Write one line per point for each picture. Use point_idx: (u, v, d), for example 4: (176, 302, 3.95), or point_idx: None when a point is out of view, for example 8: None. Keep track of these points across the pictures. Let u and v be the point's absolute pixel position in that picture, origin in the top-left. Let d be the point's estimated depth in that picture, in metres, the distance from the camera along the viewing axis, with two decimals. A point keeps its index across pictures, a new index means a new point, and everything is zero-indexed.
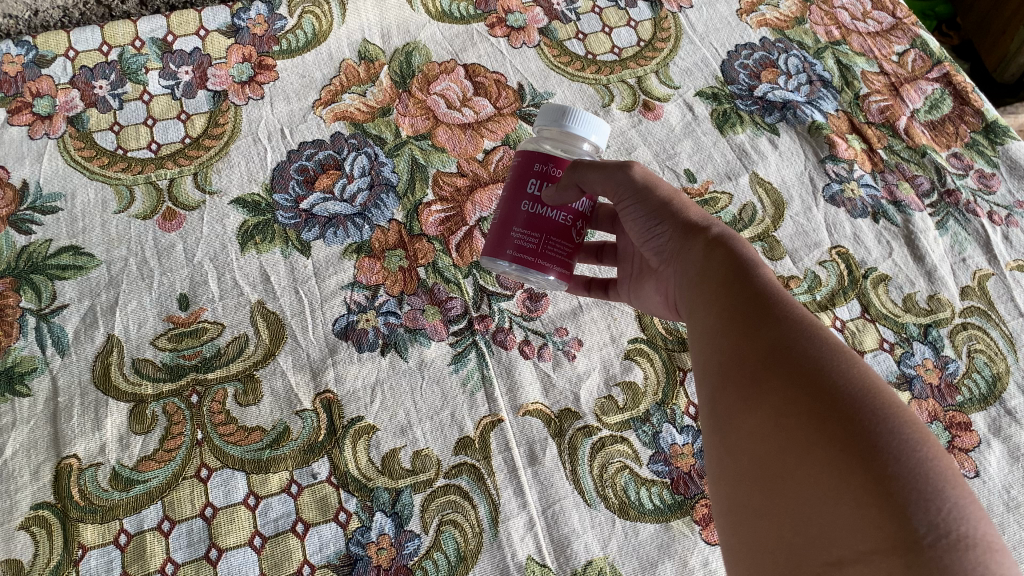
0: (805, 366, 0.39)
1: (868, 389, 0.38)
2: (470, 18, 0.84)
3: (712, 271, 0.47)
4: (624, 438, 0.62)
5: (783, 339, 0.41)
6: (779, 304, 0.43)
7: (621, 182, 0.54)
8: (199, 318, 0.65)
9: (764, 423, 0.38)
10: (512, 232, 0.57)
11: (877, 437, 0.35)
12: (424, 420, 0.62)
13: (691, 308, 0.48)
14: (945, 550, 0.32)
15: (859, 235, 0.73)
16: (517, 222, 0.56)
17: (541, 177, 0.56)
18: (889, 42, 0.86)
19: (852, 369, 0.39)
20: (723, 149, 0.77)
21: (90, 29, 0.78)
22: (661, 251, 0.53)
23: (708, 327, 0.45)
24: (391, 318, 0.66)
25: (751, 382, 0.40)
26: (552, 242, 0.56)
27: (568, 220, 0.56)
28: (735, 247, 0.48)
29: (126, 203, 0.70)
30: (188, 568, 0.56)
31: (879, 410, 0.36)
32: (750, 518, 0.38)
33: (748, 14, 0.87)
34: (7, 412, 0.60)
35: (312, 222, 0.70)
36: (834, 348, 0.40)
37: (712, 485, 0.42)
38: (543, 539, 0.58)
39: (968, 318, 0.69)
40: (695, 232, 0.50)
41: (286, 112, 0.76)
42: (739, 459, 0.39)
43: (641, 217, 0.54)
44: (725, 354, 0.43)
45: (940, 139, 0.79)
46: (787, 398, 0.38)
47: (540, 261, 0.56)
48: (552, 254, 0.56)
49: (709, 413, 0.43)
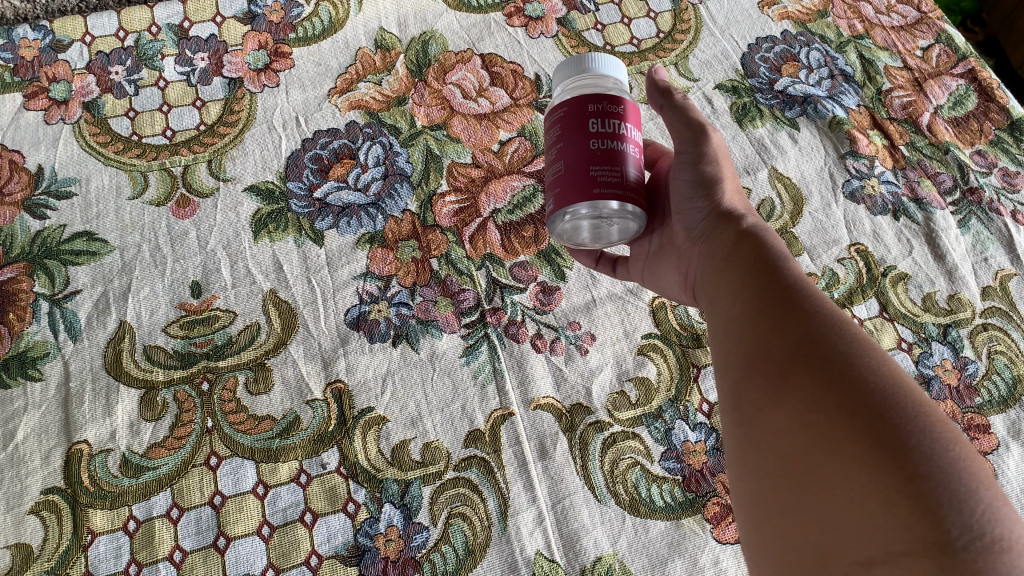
0: (834, 360, 0.38)
1: (898, 386, 0.37)
2: (488, 8, 0.83)
3: (746, 262, 0.47)
4: (636, 435, 0.62)
5: (812, 331, 0.40)
6: (809, 295, 0.42)
7: (695, 137, 0.55)
8: (212, 306, 0.65)
9: (791, 418, 0.38)
10: (593, 173, 0.49)
11: (908, 437, 0.35)
12: (435, 412, 0.62)
13: (717, 297, 0.48)
14: (980, 553, 0.31)
15: (879, 233, 0.72)
16: (595, 162, 0.50)
17: (600, 115, 0.51)
18: (914, 37, 0.85)
19: (882, 364, 0.38)
20: (742, 143, 0.76)
21: (107, 15, 0.79)
22: (695, 229, 0.53)
23: (735, 318, 0.45)
24: (403, 309, 0.66)
25: (778, 375, 0.39)
26: (632, 173, 0.51)
27: (635, 152, 0.52)
28: (764, 241, 0.47)
29: (140, 189, 0.70)
30: (196, 556, 0.56)
31: (909, 409, 0.36)
32: (776, 515, 0.37)
33: (770, 7, 0.86)
34: (20, 396, 0.61)
35: (326, 211, 0.70)
36: (862, 342, 0.39)
37: (735, 480, 0.41)
38: (552, 535, 0.58)
39: (989, 318, 0.68)
40: (732, 223, 0.50)
41: (301, 101, 0.76)
42: (763, 454, 0.39)
43: (689, 182, 0.54)
44: (752, 346, 0.42)
45: (964, 136, 0.78)
46: (815, 393, 0.37)
47: (630, 195, 0.50)
48: (637, 188, 0.51)
49: (731, 404, 0.42)
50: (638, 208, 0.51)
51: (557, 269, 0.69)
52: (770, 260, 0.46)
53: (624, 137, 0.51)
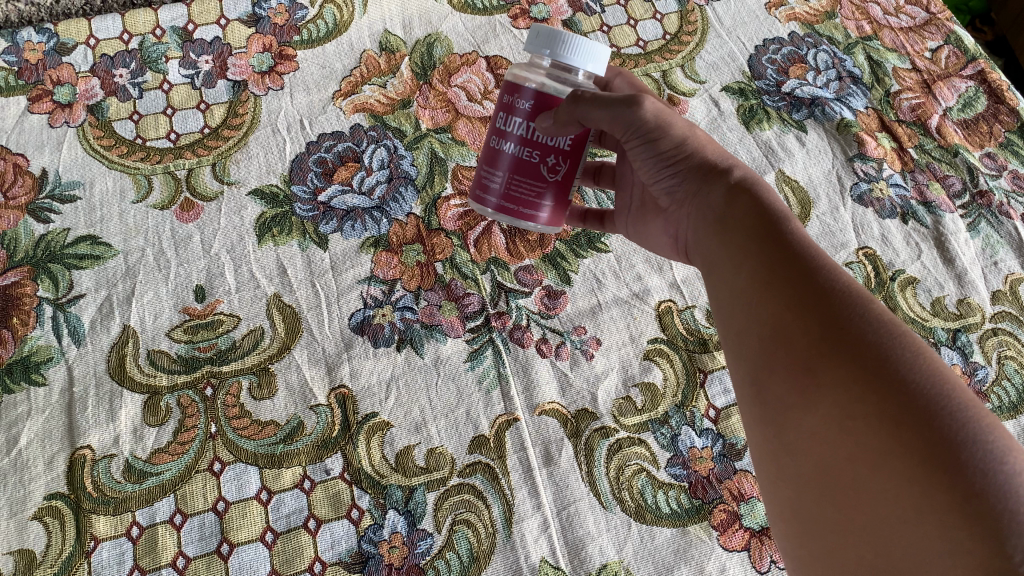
0: (868, 356, 0.37)
1: (942, 387, 0.35)
2: (493, 10, 0.82)
3: (743, 228, 0.45)
4: (642, 441, 0.61)
5: (835, 321, 0.39)
6: (822, 271, 0.41)
7: (631, 125, 0.51)
8: (216, 310, 0.65)
9: (825, 424, 0.37)
10: (488, 174, 0.55)
11: (960, 449, 0.33)
12: (439, 418, 0.61)
13: (719, 270, 0.46)
14: None
15: (888, 236, 0.71)
16: (492, 165, 0.55)
17: (507, 111, 0.53)
18: (922, 38, 0.84)
19: (919, 358, 0.37)
20: (749, 145, 0.76)
21: (111, 17, 0.78)
22: (674, 192, 0.52)
23: (742, 296, 0.43)
24: (407, 313, 0.65)
25: (805, 373, 0.38)
26: (520, 180, 0.53)
27: (534, 157, 0.52)
28: (759, 198, 0.46)
29: (144, 193, 0.70)
30: (199, 562, 0.56)
31: (957, 415, 0.34)
32: (821, 527, 0.36)
33: (777, 8, 0.85)
34: (24, 401, 0.60)
35: (330, 215, 0.69)
36: (893, 330, 0.38)
37: (769, 482, 0.41)
38: (557, 541, 0.58)
39: (999, 323, 0.67)
40: (720, 178, 0.49)
41: (305, 103, 0.75)
42: (800, 461, 0.38)
43: (651, 159, 0.52)
44: (772, 338, 0.41)
45: (974, 139, 0.77)
46: (851, 396, 0.36)
47: (512, 202, 0.54)
48: (523, 195, 0.54)
49: (757, 403, 0.41)
50: (521, 214, 0.54)
51: (563, 273, 0.68)
52: (775, 230, 0.44)
53: (518, 139, 0.52)
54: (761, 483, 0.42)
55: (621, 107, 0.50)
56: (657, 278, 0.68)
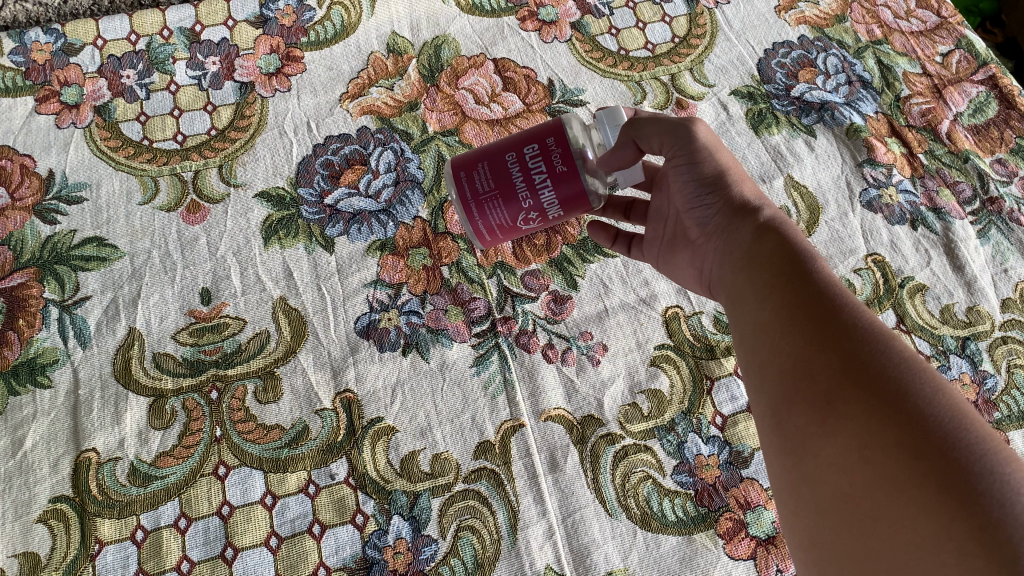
0: (889, 390, 0.37)
1: (959, 421, 0.36)
2: (501, 12, 0.82)
3: (768, 264, 0.46)
4: (649, 448, 0.61)
5: (856, 354, 0.39)
6: (844, 308, 0.42)
7: (681, 138, 0.52)
8: (221, 313, 0.65)
9: (842, 454, 0.36)
10: (477, 168, 0.53)
11: (977, 480, 0.33)
12: (444, 423, 0.61)
13: (742, 302, 0.47)
14: None
15: (896, 242, 0.70)
16: (491, 169, 0.53)
17: (544, 152, 0.52)
18: (933, 43, 0.83)
19: (937, 392, 0.37)
20: (758, 150, 0.75)
21: (119, 18, 0.78)
22: (707, 224, 0.52)
23: (765, 327, 0.44)
24: (413, 318, 0.65)
25: (822, 404, 0.38)
26: (498, 206, 0.53)
27: (524, 203, 0.53)
28: (785, 233, 0.47)
29: (151, 195, 0.70)
30: (204, 567, 0.56)
31: (975, 446, 0.34)
32: (839, 559, 0.36)
33: (787, 11, 0.84)
34: (29, 403, 0.60)
35: (336, 218, 0.69)
36: (913, 365, 0.38)
37: (787, 516, 0.40)
38: (562, 549, 0.58)
39: (1009, 331, 0.66)
40: (748, 216, 0.49)
41: (312, 106, 0.75)
42: (819, 492, 0.37)
43: (689, 182, 0.52)
44: (794, 366, 0.40)
45: (984, 145, 0.76)
46: (870, 427, 0.36)
47: (479, 207, 0.54)
48: (489, 211, 0.54)
49: (775, 432, 0.41)
50: (473, 221, 0.54)
51: (569, 278, 0.68)
52: (799, 266, 0.44)
53: (527, 180, 0.52)
54: (779, 516, 0.41)
55: (676, 123, 0.52)
56: (665, 283, 0.68)
